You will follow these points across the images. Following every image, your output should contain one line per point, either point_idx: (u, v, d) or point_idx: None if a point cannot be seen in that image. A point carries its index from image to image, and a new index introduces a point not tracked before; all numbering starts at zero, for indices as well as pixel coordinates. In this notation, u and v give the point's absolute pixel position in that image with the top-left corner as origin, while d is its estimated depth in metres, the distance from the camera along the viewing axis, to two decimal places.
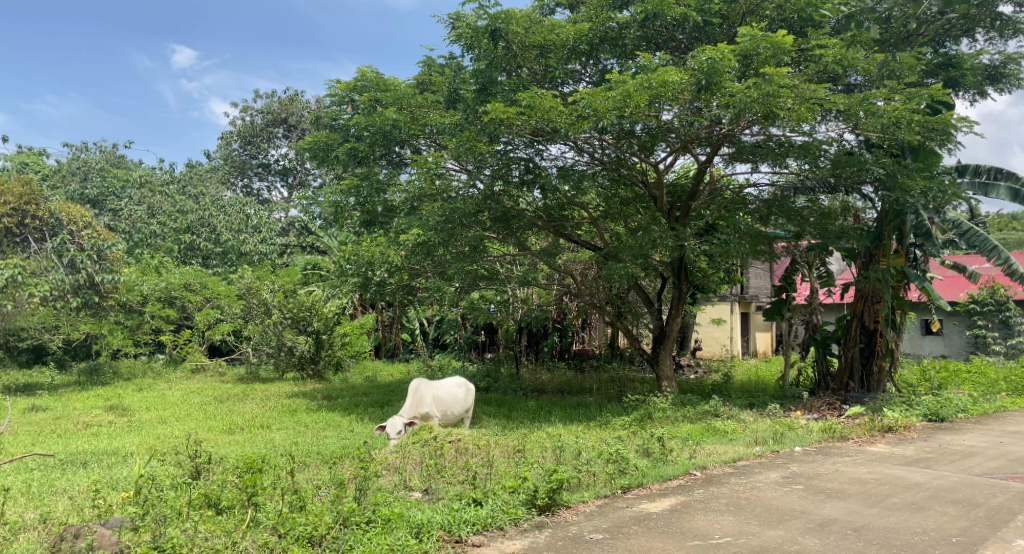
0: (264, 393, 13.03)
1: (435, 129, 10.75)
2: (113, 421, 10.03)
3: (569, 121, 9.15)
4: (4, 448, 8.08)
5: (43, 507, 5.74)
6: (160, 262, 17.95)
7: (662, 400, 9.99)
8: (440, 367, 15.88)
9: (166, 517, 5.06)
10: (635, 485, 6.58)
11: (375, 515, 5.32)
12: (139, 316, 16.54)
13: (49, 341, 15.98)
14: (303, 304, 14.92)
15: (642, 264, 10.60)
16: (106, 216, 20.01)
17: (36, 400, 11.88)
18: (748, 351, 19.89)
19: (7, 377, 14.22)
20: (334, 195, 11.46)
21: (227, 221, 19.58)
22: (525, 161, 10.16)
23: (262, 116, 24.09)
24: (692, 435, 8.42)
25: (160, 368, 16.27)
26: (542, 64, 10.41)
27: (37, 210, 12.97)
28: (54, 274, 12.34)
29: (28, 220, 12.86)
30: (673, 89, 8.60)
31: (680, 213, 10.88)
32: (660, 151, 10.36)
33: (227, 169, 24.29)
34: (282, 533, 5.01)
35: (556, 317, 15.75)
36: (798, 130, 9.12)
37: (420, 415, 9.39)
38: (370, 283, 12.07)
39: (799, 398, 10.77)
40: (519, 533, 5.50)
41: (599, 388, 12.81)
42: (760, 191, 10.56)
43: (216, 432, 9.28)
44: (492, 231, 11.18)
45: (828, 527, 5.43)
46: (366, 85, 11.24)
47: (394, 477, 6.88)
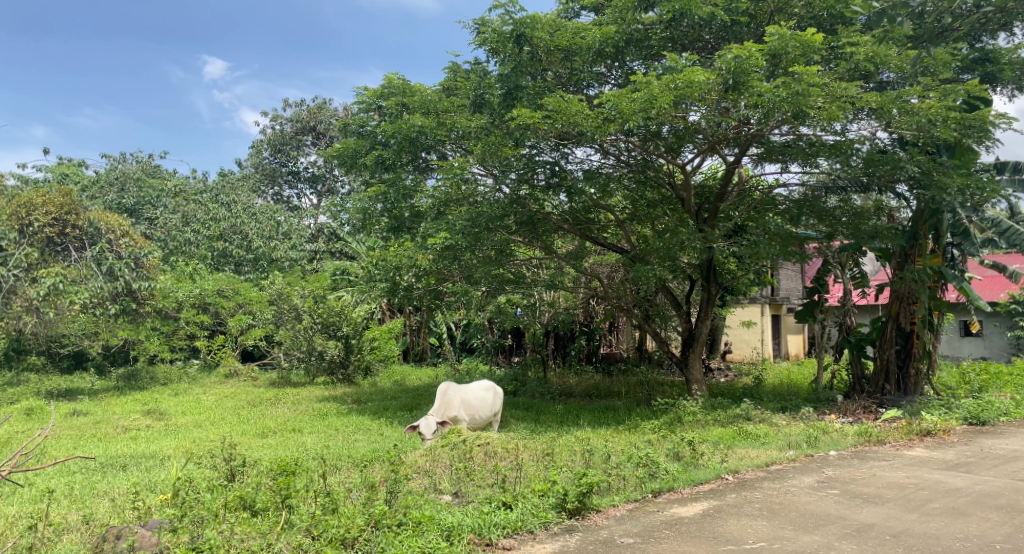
0: (296, 397, 13.16)
1: (461, 133, 10.75)
2: (151, 425, 10.20)
3: (595, 124, 9.12)
4: (47, 452, 8.26)
5: (86, 509, 5.88)
6: (194, 268, 18.25)
7: (692, 404, 9.90)
8: (468, 371, 15.92)
9: (204, 519, 5.16)
10: (666, 490, 6.54)
11: (406, 517, 5.36)
12: (174, 322, 16.85)
13: (88, 347, 16.32)
14: (333, 309, 15.08)
15: (670, 266, 10.54)
16: (143, 225, 20.41)
17: (77, 405, 12.14)
18: (780, 354, 19.65)
19: (49, 383, 14.55)
20: (362, 201, 11.62)
21: (258, 228, 19.91)
22: (550, 165, 10.02)
23: (292, 124, 24.39)
24: (723, 439, 8.34)
25: (195, 373, 16.51)
26: (568, 67, 10.42)
27: (77, 220, 12.99)
28: (94, 282, 12.74)
29: (68, 230, 12.89)
30: (700, 89, 8.51)
31: (709, 214, 10.80)
32: (687, 152, 10.29)
33: (258, 177, 24.65)
34: (316, 534, 5.06)
35: (583, 320, 15.69)
36: (829, 129, 8.99)
37: (448, 417, 9.42)
38: (398, 288, 12.15)
39: (833, 401, 10.61)
40: (550, 537, 5.49)
41: (628, 391, 12.73)
42: (791, 192, 10.42)
43: (250, 435, 9.41)
44: (518, 235, 11.17)
45: (865, 532, 5.34)
46: (393, 92, 11.22)
47: (423, 480, 6.90)
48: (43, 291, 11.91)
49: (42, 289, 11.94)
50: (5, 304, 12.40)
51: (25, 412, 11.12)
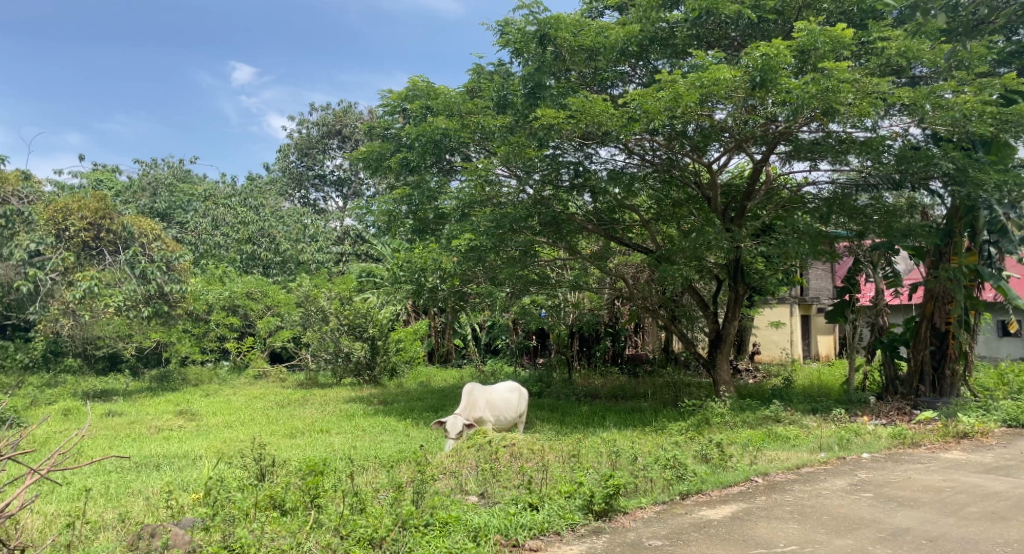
0: (324, 398, 13.27)
1: (485, 135, 10.73)
2: (183, 426, 10.35)
3: (620, 123, 9.06)
4: (84, 451, 8.40)
5: (121, 507, 5.97)
6: (224, 271, 18.48)
7: (721, 405, 9.81)
8: (493, 372, 15.93)
9: (235, 518, 5.20)
10: (694, 492, 6.47)
11: (433, 518, 5.38)
12: (205, 324, 17.08)
13: (123, 348, 16.61)
14: (359, 311, 15.19)
15: (697, 266, 10.45)
16: (174, 229, 20.72)
17: (112, 405, 12.35)
18: (810, 355, 19.40)
19: (85, 384, 14.83)
20: (387, 204, 11.68)
21: (286, 231, 20.14)
22: (574, 164, 10.13)
23: (318, 128, 24.62)
24: (753, 440, 8.24)
25: (226, 374, 16.72)
26: (592, 67, 10.36)
27: (112, 225, 13.23)
28: (127, 285, 12.95)
29: (102, 234, 13.16)
30: (726, 86, 8.43)
31: (736, 214, 10.70)
32: (713, 151, 10.21)
33: (285, 181, 24.92)
34: (344, 534, 5.10)
35: (608, 321, 15.57)
36: (860, 125, 8.85)
37: (473, 418, 9.43)
38: (423, 290, 12.25)
39: (865, 402, 10.43)
40: (577, 538, 5.46)
41: (655, 392, 12.65)
42: (820, 190, 10.26)
43: (279, 435, 9.51)
44: (543, 236, 11.15)
45: (900, 536, 5.25)
46: (418, 94, 11.21)
47: (450, 480, 6.91)
48: (79, 294, 12.12)
49: (78, 292, 12.16)
50: (43, 307, 13.00)
51: (62, 412, 11.35)
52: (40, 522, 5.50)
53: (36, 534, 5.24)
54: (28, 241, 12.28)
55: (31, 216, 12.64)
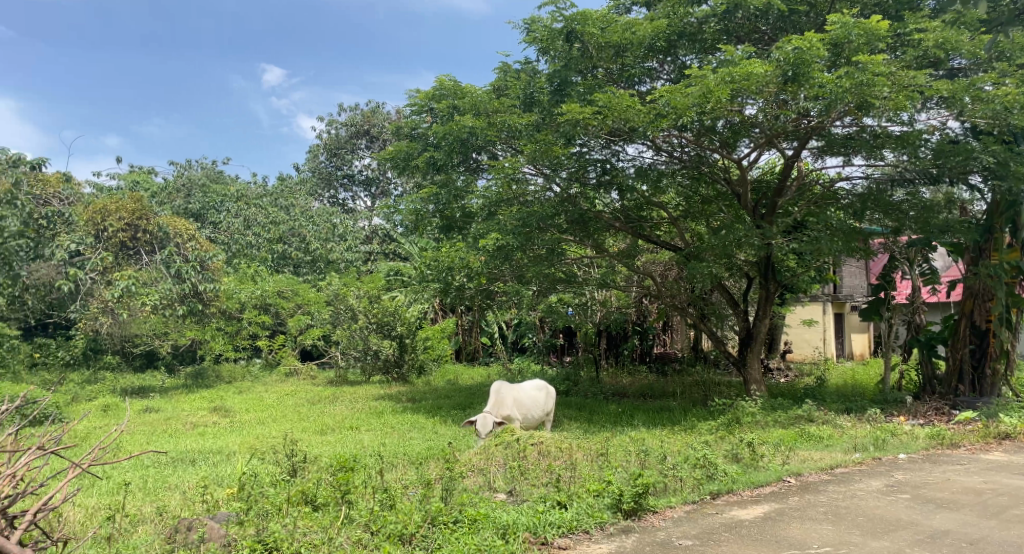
0: (353, 396, 13.37)
1: (511, 133, 10.70)
2: (217, 422, 10.50)
3: (648, 119, 8.99)
4: (122, 446, 8.56)
5: (159, 501, 6.07)
6: (256, 270, 18.71)
7: (751, 404, 9.69)
8: (521, 371, 15.93)
9: (268, 513, 5.28)
10: (725, 492, 6.40)
11: (461, 515, 5.39)
12: (238, 322, 17.31)
13: (159, 346, 16.91)
14: (387, 309, 15.29)
15: (726, 264, 10.34)
16: (208, 229, 21.01)
17: (150, 402, 12.60)
18: (843, 353, 19.11)
19: (123, 381, 15.13)
20: (414, 203, 11.71)
21: (316, 230, 20.34)
22: (602, 162, 10.07)
23: (346, 129, 24.83)
24: (784, 440, 8.13)
25: (258, 372, 16.95)
26: (619, 63, 10.28)
27: (148, 225, 13.49)
28: (163, 284, 13.17)
29: (139, 234, 13.43)
30: (758, 81, 8.34)
31: (767, 211, 10.55)
32: (743, 146, 10.09)
33: (315, 181, 25.16)
34: (374, 530, 5.15)
35: (636, 319, 15.44)
36: (896, 119, 8.67)
37: (502, 416, 9.41)
38: (450, 288, 12.16)
39: (902, 402, 10.24)
40: (606, 537, 5.44)
41: (683, 391, 12.54)
42: (854, 185, 10.06)
43: (310, 432, 9.60)
44: (569, 234, 11.12)
45: (939, 539, 5.14)
46: (445, 93, 11.16)
47: (478, 478, 6.92)
48: (117, 293, 12.35)
49: (116, 291, 12.39)
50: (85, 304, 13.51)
51: (102, 408, 11.60)
52: (81, 515, 5.61)
53: (78, 527, 5.36)
54: (69, 241, 12.45)
55: (72, 217, 12.93)
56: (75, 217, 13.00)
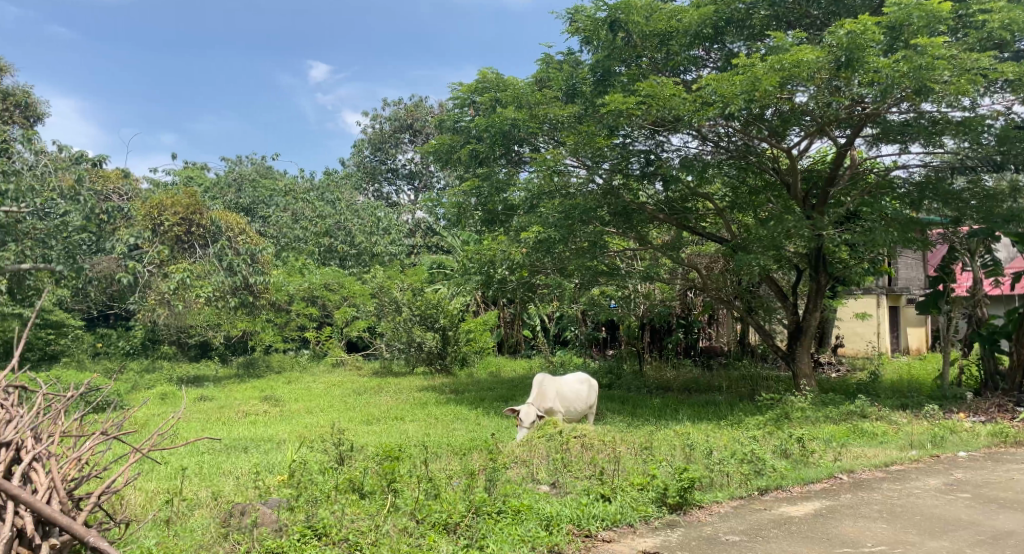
0: (398, 386, 13.51)
1: (554, 124, 10.65)
2: (268, 411, 10.72)
3: (694, 108, 8.83)
4: (179, 433, 8.79)
5: (213, 486, 6.21)
6: (304, 262, 19.01)
7: (801, 399, 9.46)
8: (563, 363, 15.89)
9: (317, 500, 5.37)
10: (773, 488, 6.27)
11: (505, 505, 5.37)
12: (287, 313, 17.64)
13: (213, 337, 17.35)
14: (430, 301, 15.40)
15: (775, 256, 10.11)
16: (257, 223, 21.43)
17: (205, 390, 12.95)
18: (899, 348, 18.57)
19: (179, 370, 15.58)
20: (456, 196, 11.72)
21: (361, 224, 20.59)
22: (646, 153, 10.06)
23: (390, 123, 25.04)
24: (836, 436, 7.92)
25: (306, 362, 17.25)
26: (664, 52, 10.07)
27: (201, 219, 14.00)
28: (216, 276, 13.45)
29: (193, 229, 13.92)
30: (809, 68, 8.13)
31: (818, 201, 10.29)
32: (793, 135, 9.86)
33: (360, 175, 25.45)
34: (419, 519, 5.19)
35: (681, 313, 15.17)
36: (957, 104, 8.37)
37: (545, 409, 9.37)
38: (492, 281, 12.12)
39: (961, 399, 9.91)
40: (651, 531, 5.38)
41: (730, 386, 12.32)
42: (911, 174, 9.73)
43: (356, 422, 9.72)
44: (612, 226, 11.01)
45: (1002, 540, 4.95)
46: (488, 86, 11.36)
47: (522, 469, 6.91)
48: (173, 285, 12.62)
49: (173, 284, 12.70)
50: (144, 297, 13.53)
51: (160, 396, 11.95)
52: (141, 499, 5.76)
53: (139, 510, 5.49)
54: (128, 235, 12.74)
55: (131, 212, 13.12)
56: (134, 212, 13.19)
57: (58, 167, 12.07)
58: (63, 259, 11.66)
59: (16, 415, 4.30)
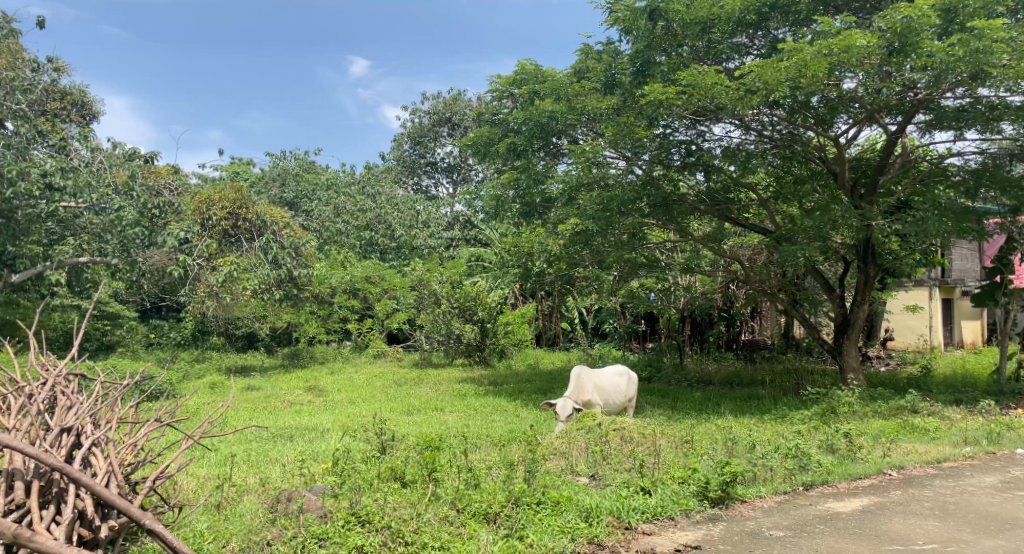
0: (438, 378, 13.60)
1: (593, 115, 10.54)
2: (312, 401, 10.88)
3: (737, 97, 8.63)
4: (228, 421, 8.99)
5: (262, 472, 6.33)
6: (345, 255, 19.21)
7: (848, 393, 9.23)
8: (602, 356, 15.81)
9: (361, 487, 5.44)
10: (819, 483, 6.14)
11: (545, 496, 5.36)
12: (330, 306, 17.86)
13: (259, 328, 17.69)
14: (469, 294, 15.45)
15: (821, 247, 9.86)
16: (301, 217, 21.74)
17: (252, 380, 13.21)
18: (953, 342, 18.03)
19: (227, 360, 15.94)
20: (495, 189, 11.69)
21: (400, 217, 20.74)
22: (686, 143, 9.91)
23: (429, 117, 25.13)
24: (886, 431, 7.71)
25: (348, 353, 17.46)
26: (705, 40, 9.92)
27: (247, 214, 14.27)
28: (262, 269, 13.64)
29: (240, 223, 14.18)
30: (859, 53, 7.91)
31: (867, 190, 10.03)
32: (841, 123, 9.63)
33: (399, 169, 25.62)
34: (460, 508, 5.21)
35: (723, 305, 14.94)
36: (1016, 89, 8.07)
37: (583, 401, 9.29)
38: (530, 274, 12.03)
39: (1019, 395, 9.57)
40: (692, 524, 5.30)
41: (773, 380, 12.09)
42: (966, 161, 9.41)
43: (397, 412, 9.81)
44: (652, 217, 10.85)
45: None
46: (526, 78, 11.26)
47: (561, 461, 6.88)
48: (221, 278, 12.87)
49: (220, 276, 12.91)
50: (193, 289, 13.83)
51: (210, 385, 12.24)
52: (193, 484, 5.90)
53: (191, 494, 5.62)
54: (179, 229, 12.80)
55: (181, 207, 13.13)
56: (184, 208, 13.36)
57: (113, 163, 12.39)
58: (119, 253, 12.20)
59: (77, 402, 4.42)
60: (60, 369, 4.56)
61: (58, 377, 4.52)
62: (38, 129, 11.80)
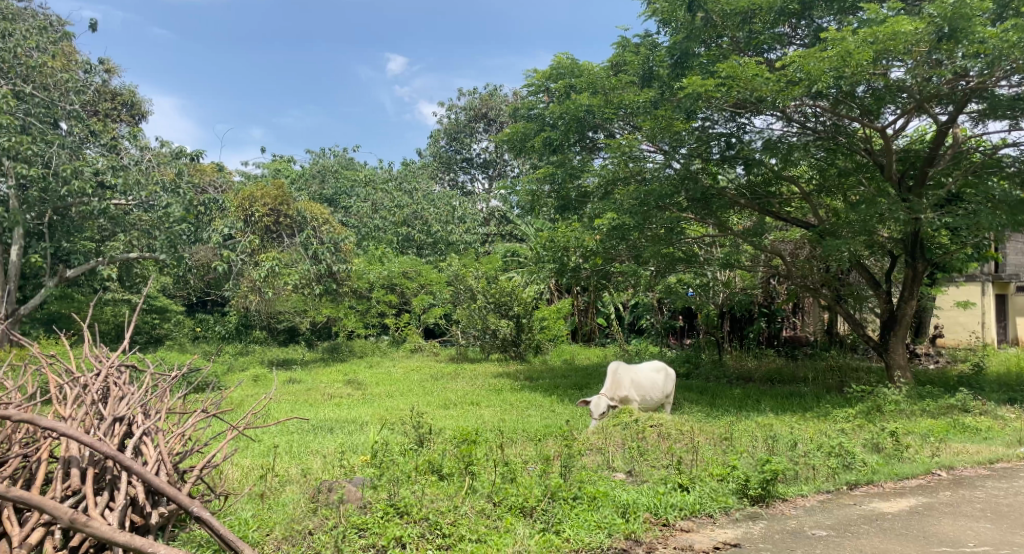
0: (474, 372, 13.65)
1: (630, 109, 10.40)
2: (351, 394, 11.00)
3: (778, 88, 8.45)
4: (271, 413, 9.14)
5: (302, 463, 6.42)
6: (382, 251, 19.35)
7: (895, 391, 8.99)
8: (639, 352, 15.68)
9: (399, 479, 5.47)
10: (864, 483, 5.98)
11: (581, 491, 5.31)
12: (367, 301, 18.01)
13: (299, 322, 17.94)
14: (504, 289, 15.38)
15: (867, 241, 9.62)
16: (340, 213, 21.98)
17: (293, 373, 13.41)
18: (1007, 339, 17.49)
19: (270, 353, 16.19)
20: (531, 184, 11.65)
21: (437, 213, 20.80)
22: (726, 137, 9.63)
23: (465, 113, 25.16)
24: (935, 431, 7.49)
25: (386, 347, 17.62)
26: (747, 31, 9.70)
27: (288, 211, 14.46)
28: (302, 265, 13.80)
29: (281, 219, 14.33)
30: (907, 41, 7.70)
31: (916, 182, 9.76)
32: (889, 113, 9.36)
33: (436, 165, 25.73)
34: (496, 501, 5.20)
35: (764, 301, 14.76)
36: None
37: (619, 398, 9.23)
38: (566, 269, 11.94)
39: None
40: (731, 522, 5.21)
41: (816, 377, 11.86)
42: (1022, 152, 9.06)
43: (434, 406, 9.85)
44: (690, 211, 10.65)
45: None
46: (562, 72, 11.23)
47: (597, 456, 6.82)
48: (263, 274, 13.02)
49: (263, 272, 13.10)
50: (236, 284, 14.05)
51: (253, 378, 12.46)
52: (238, 473, 5.99)
53: (236, 483, 5.71)
54: (223, 226, 13.05)
55: (225, 204, 13.48)
56: (228, 204, 13.59)
57: (161, 161, 12.46)
58: (165, 249, 12.28)
59: (128, 392, 4.52)
60: (113, 360, 4.67)
61: (111, 367, 4.62)
62: (91, 129, 12.21)
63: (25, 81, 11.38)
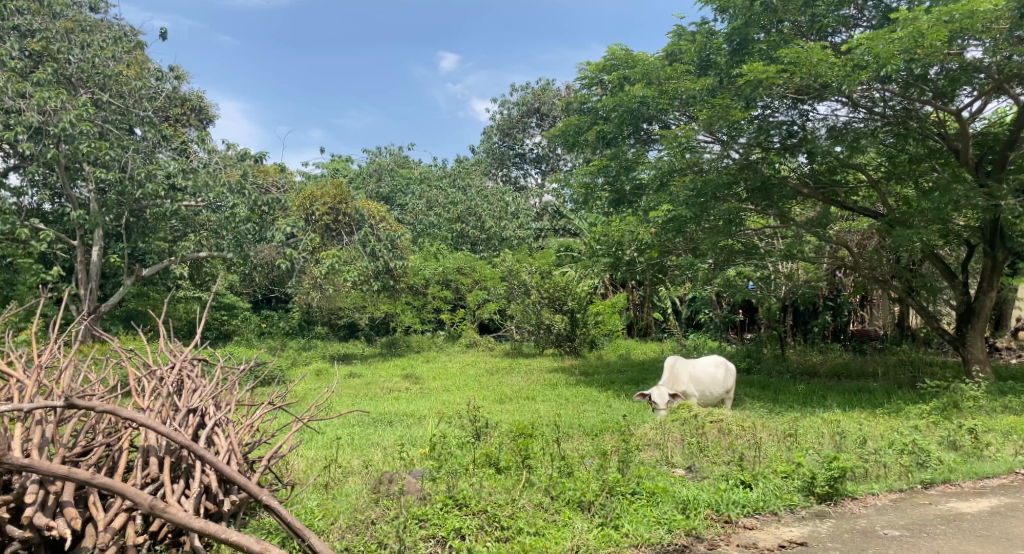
0: (530, 367, 13.60)
1: (686, 100, 10.17)
2: (409, 388, 11.11)
3: (843, 73, 8.05)
4: (332, 406, 9.31)
5: (364, 455, 6.50)
6: (438, 248, 19.47)
7: (973, 387, 8.56)
8: (697, 347, 15.38)
9: (457, 472, 5.48)
10: (940, 482, 5.72)
11: (640, 487, 5.22)
12: (424, 297, 18.13)
13: (358, 318, 18.19)
14: (558, 284, 15.25)
15: (940, 229, 9.20)
16: (395, 210, 22.22)
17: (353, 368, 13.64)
18: None
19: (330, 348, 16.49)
20: (584, 177, 11.56)
21: (490, 209, 20.78)
22: (788, 124, 9.44)
23: (518, 108, 25.08)
24: (1017, 427, 7.11)
25: (443, 342, 17.71)
26: (809, 14, 9.38)
27: (347, 209, 14.55)
28: (360, 262, 13.94)
29: (340, 218, 14.53)
30: (985, 18, 7.32)
31: (995, 167, 9.30)
32: (964, 96, 8.93)
33: (489, 161, 25.79)
34: (554, 495, 5.14)
35: (828, 293, 14.40)
36: None
37: (677, 392, 9.12)
38: (620, 263, 11.32)
39: None
40: (797, 521, 5.05)
41: (886, 372, 11.42)
42: None
43: (490, 400, 9.84)
44: (750, 202, 10.37)
45: None
46: (616, 63, 11.03)
47: (655, 452, 6.71)
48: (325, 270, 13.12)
49: (323, 269, 13.20)
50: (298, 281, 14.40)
51: (315, 371, 12.71)
52: (303, 464, 6.10)
53: (301, 474, 5.82)
54: (285, 226, 12.97)
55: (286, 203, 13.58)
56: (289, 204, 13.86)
57: (227, 164, 12.70)
58: (232, 248, 12.65)
59: (201, 385, 4.63)
60: (185, 353, 4.79)
61: (184, 361, 4.75)
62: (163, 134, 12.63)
63: (101, 90, 11.94)
